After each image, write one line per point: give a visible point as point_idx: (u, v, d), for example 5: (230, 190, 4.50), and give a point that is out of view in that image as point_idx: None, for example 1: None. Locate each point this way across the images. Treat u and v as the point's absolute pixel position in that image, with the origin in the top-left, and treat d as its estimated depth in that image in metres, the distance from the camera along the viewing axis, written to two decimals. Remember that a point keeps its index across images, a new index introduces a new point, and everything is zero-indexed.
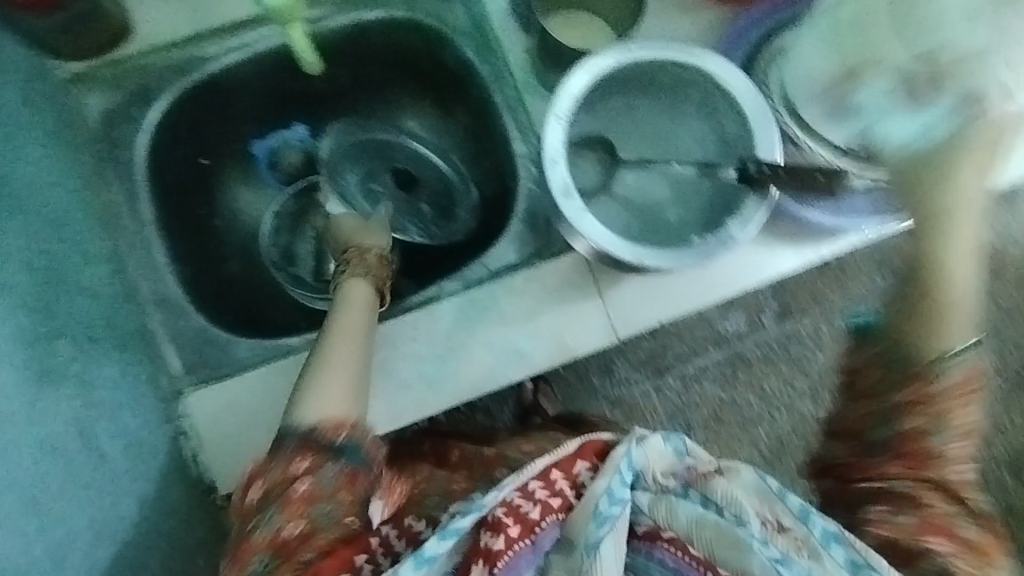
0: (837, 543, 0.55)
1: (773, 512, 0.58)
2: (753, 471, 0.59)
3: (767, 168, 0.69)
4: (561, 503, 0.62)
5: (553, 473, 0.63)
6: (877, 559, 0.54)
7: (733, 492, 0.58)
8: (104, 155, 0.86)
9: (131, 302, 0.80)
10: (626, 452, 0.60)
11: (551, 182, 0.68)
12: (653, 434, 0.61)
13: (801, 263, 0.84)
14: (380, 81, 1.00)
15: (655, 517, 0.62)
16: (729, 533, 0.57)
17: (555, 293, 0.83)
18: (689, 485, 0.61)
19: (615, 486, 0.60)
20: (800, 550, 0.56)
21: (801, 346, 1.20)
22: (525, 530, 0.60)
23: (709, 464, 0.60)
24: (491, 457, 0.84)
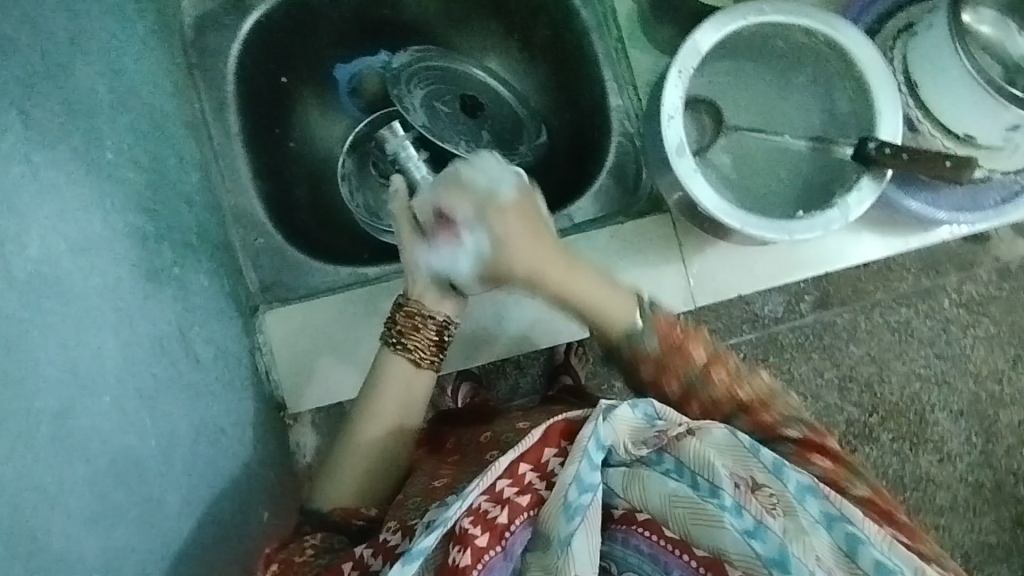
0: (811, 496, 0.52)
1: (748, 470, 0.54)
2: (724, 428, 0.54)
3: (890, 149, 0.66)
4: (531, 500, 0.53)
5: (521, 468, 0.54)
6: (851, 510, 0.51)
7: (706, 452, 0.53)
8: (195, 63, 0.86)
9: (216, 214, 0.79)
10: (593, 431, 0.53)
11: (666, 140, 0.67)
12: (619, 405, 0.54)
13: (889, 250, 0.82)
14: (462, 16, 0.96)
15: (630, 498, 0.56)
16: (702, 507, 0.53)
17: (637, 253, 0.82)
18: (662, 450, 0.55)
19: (585, 472, 0.52)
20: (774, 508, 0.52)
21: (837, 335, 1.07)
22: (495, 537, 0.52)
23: (677, 424, 0.54)
24: (486, 442, 0.72)
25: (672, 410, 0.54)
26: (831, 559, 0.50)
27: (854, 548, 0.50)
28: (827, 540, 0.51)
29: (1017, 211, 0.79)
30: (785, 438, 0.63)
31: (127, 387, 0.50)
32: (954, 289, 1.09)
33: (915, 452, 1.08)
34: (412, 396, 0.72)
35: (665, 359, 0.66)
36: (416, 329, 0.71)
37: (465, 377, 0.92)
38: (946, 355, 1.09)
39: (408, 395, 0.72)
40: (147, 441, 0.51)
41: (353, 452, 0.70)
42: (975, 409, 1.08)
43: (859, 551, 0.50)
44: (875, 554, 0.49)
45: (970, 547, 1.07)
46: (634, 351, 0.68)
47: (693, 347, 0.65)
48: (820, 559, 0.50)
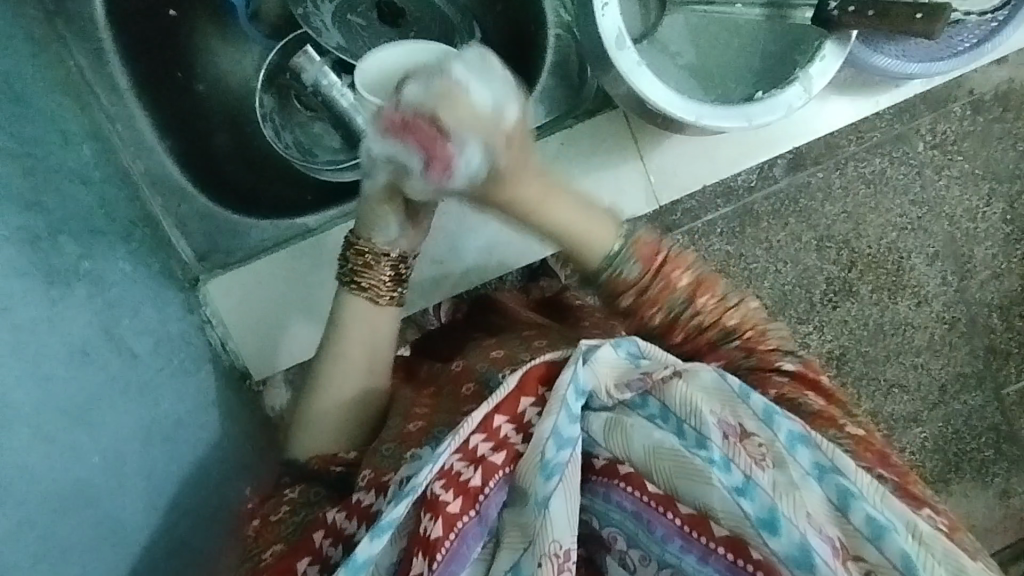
0: (802, 445, 0.47)
1: (737, 418, 0.49)
2: (713, 369, 0.50)
3: (854, 8, 0.60)
4: (507, 457, 0.49)
5: (495, 420, 0.50)
6: (845, 461, 0.46)
7: (694, 396, 0.49)
8: (54, 9, 0.74)
9: (122, 183, 0.71)
10: (573, 374, 0.49)
11: (602, 29, 0.60)
12: (602, 344, 0.50)
13: (857, 113, 0.77)
14: None
15: (612, 448, 0.49)
16: (688, 459, 0.47)
17: (589, 158, 0.77)
18: (647, 393, 0.51)
19: (564, 424, 0.48)
20: (764, 460, 0.47)
21: (813, 197, 1.04)
22: (468, 502, 0.48)
23: (663, 366, 0.50)
24: (459, 372, 0.68)
25: (657, 350, 0.51)
26: (821, 515, 0.45)
27: (846, 502, 0.45)
28: (818, 494, 0.45)
29: (992, 50, 0.73)
30: (778, 376, 0.60)
31: (46, 406, 0.44)
32: (929, 131, 1.06)
33: (894, 300, 1.05)
34: (380, 338, 0.66)
35: (642, 292, 0.62)
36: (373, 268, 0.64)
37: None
38: (921, 201, 1.05)
39: (375, 335, 0.65)
40: (90, 461, 0.46)
41: (332, 401, 0.65)
42: (952, 250, 1.05)
43: (851, 506, 0.44)
44: (867, 508, 0.44)
45: (947, 380, 1.07)
46: (612, 281, 0.62)
47: (676, 271, 0.62)
48: (811, 517, 0.44)
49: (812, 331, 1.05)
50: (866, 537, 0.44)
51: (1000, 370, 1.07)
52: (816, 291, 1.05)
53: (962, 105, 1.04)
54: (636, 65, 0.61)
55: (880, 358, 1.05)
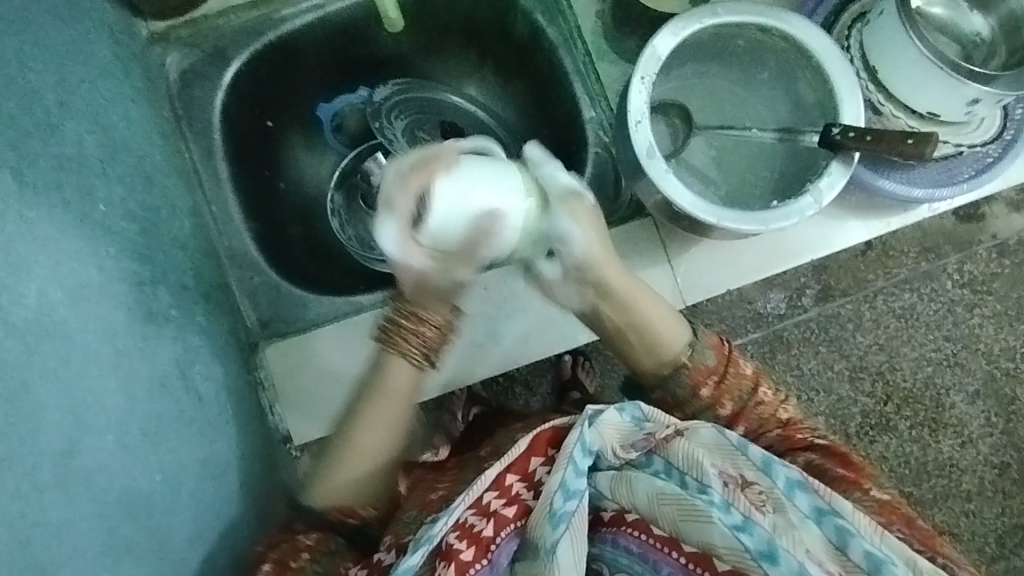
0: (800, 491, 0.57)
1: (738, 468, 0.59)
2: (710, 427, 0.59)
3: (854, 133, 0.68)
4: (517, 511, 0.58)
5: (507, 479, 0.58)
6: (840, 503, 0.56)
7: (693, 451, 0.59)
8: (182, 113, 0.89)
9: (211, 256, 0.82)
10: (579, 436, 0.57)
11: (635, 143, 0.70)
12: (608, 409, 0.58)
13: (872, 234, 0.83)
14: (431, 45, 0.99)
15: (619, 500, 0.60)
16: (690, 502, 0.56)
17: (620, 257, 0.84)
18: (651, 452, 0.61)
19: (571, 479, 0.56)
20: (764, 504, 0.57)
21: (843, 327, 1.14)
22: (481, 550, 0.57)
23: (667, 427, 0.60)
24: (486, 454, 0.73)
25: (659, 413, 0.59)
26: (822, 552, 0.54)
27: (844, 540, 0.54)
28: (817, 534, 0.55)
29: (990, 183, 0.81)
30: (811, 450, 0.70)
31: (130, 424, 0.52)
32: (955, 270, 1.14)
33: (935, 437, 1.14)
34: (410, 400, 0.70)
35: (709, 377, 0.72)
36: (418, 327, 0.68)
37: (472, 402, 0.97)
38: (955, 338, 1.15)
39: (406, 398, 0.69)
40: (153, 477, 0.53)
41: (355, 462, 0.69)
42: (993, 391, 1.15)
43: (849, 543, 0.54)
44: (863, 545, 0.53)
45: (1003, 531, 1.13)
46: (691, 372, 0.72)
47: (737, 362, 0.73)
48: (811, 552, 0.54)
49: None
50: (863, 567, 0.53)
51: None
52: (852, 422, 1.14)
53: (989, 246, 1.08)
54: (669, 183, 0.70)
55: (927, 500, 1.13)
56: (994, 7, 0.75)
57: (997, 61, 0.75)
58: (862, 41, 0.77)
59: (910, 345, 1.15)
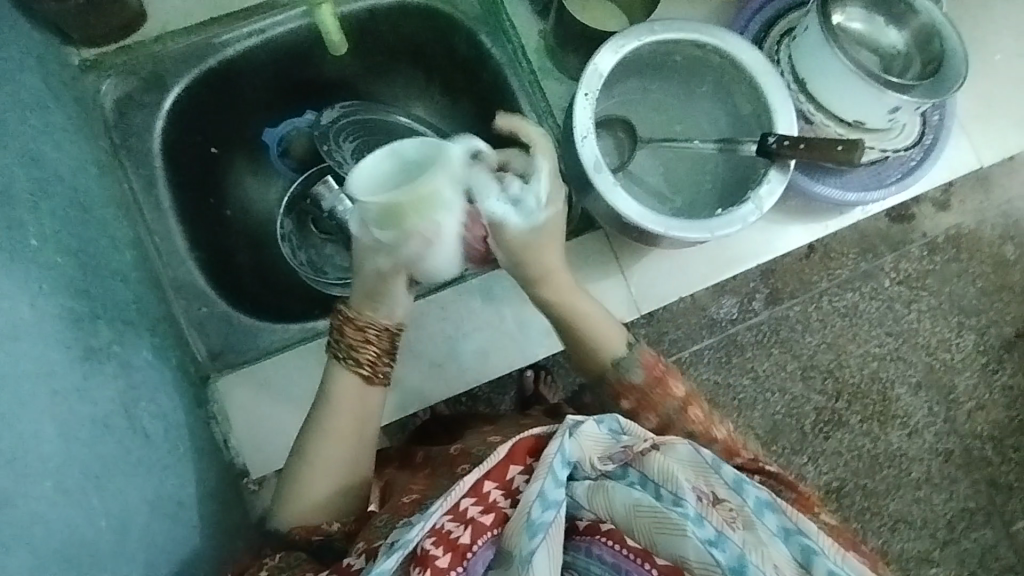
0: (769, 511, 0.58)
1: (709, 485, 0.60)
2: (686, 444, 0.61)
3: (788, 142, 0.71)
4: (494, 519, 0.57)
5: (485, 486, 0.58)
6: (806, 523, 0.57)
7: (669, 465, 0.59)
8: (119, 142, 0.86)
9: (156, 288, 0.79)
10: (560, 445, 0.58)
11: (582, 158, 0.71)
12: (586, 420, 0.59)
13: (812, 236, 0.87)
14: (379, 68, 1.00)
15: (595, 508, 0.59)
16: (666, 514, 0.56)
17: (575, 270, 0.85)
18: (627, 464, 0.61)
19: (550, 488, 0.56)
20: (733, 521, 0.57)
21: (792, 328, 1.18)
22: (456, 557, 0.55)
23: (643, 441, 0.61)
24: (455, 454, 0.71)
25: (637, 427, 0.61)
26: (788, 569, 0.55)
27: (809, 559, 0.55)
28: (785, 552, 0.56)
29: (915, 182, 0.86)
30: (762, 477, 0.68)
31: (70, 467, 0.49)
32: (891, 268, 1.21)
33: (884, 430, 1.19)
34: (364, 413, 0.72)
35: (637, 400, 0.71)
36: (364, 341, 0.72)
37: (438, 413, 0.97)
38: (895, 332, 1.20)
39: (355, 408, 0.71)
40: (97, 523, 0.50)
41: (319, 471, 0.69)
42: (933, 380, 1.20)
43: (814, 561, 0.55)
44: (828, 564, 0.54)
45: (954, 516, 1.19)
46: (617, 383, 0.73)
47: (672, 384, 0.72)
48: (778, 569, 0.55)
49: (807, 461, 1.17)
50: None
51: (1004, 504, 1.19)
52: (807, 420, 1.18)
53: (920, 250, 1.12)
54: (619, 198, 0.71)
55: (881, 492, 1.18)
56: (906, 20, 0.80)
57: (913, 66, 0.80)
58: (790, 54, 0.81)
59: (855, 343, 1.20)
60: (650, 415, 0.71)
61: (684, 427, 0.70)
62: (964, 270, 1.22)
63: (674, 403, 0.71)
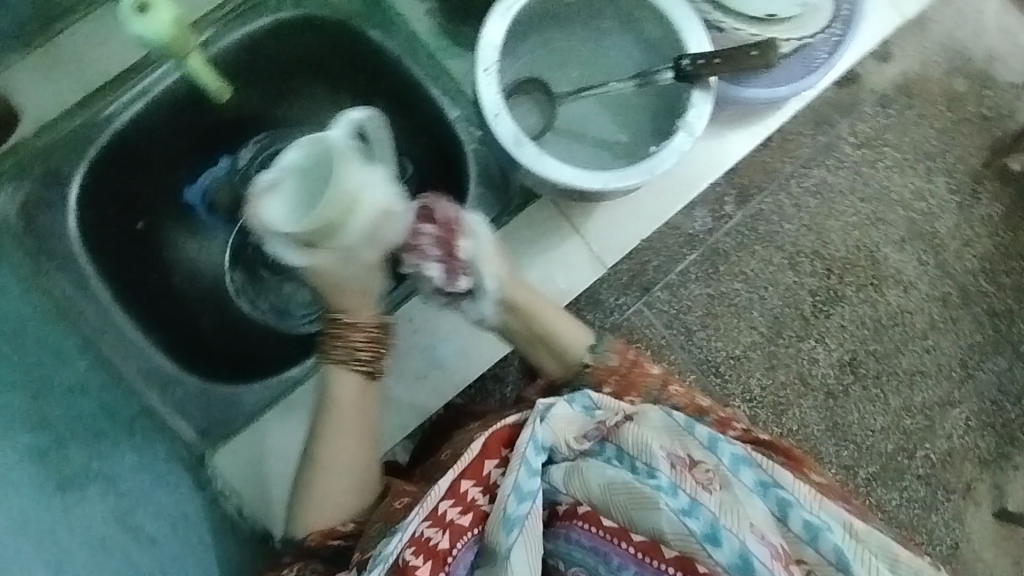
0: (744, 467, 0.58)
1: (685, 449, 0.60)
2: (658, 410, 0.61)
3: (702, 61, 0.68)
4: (473, 518, 0.59)
5: (462, 486, 0.59)
6: (782, 475, 0.57)
7: (643, 435, 0.60)
8: (36, 249, 0.82)
9: (120, 386, 0.77)
10: (532, 433, 0.59)
11: (500, 136, 0.68)
12: (558, 402, 0.61)
13: (754, 142, 0.84)
14: (279, 92, 0.95)
15: (571, 492, 0.60)
16: (639, 489, 0.57)
17: (531, 244, 0.83)
18: (604, 440, 0.62)
19: (524, 479, 0.58)
20: (710, 483, 0.58)
21: (769, 221, 1.17)
22: (439, 563, 0.57)
23: (615, 414, 0.61)
24: (447, 457, 0.71)
25: (607, 400, 0.62)
26: (764, 525, 0.55)
27: (785, 512, 0.56)
28: (761, 507, 0.56)
29: (844, 59, 0.83)
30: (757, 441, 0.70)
31: None
32: (849, 134, 1.20)
33: (880, 292, 1.19)
34: (364, 408, 0.74)
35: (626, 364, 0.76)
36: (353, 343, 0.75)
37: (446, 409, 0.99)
38: (868, 197, 1.20)
39: (360, 406, 0.73)
40: None
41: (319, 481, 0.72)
42: (914, 232, 1.20)
43: (790, 514, 0.56)
44: (804, 515, 0.56)
45: (965, 354, 1.20)
46: (595, 371, 0.76)
47: (646, 364, 0.76)
48: (754, 527, 0.55)
49: (815, 344, 1.18)
50: (804, 538, 0.55)
51: (1009, 328, 1.21)
52: (805, 305, 1.18)
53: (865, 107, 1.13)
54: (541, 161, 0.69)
55: (890, 352, 1.19)
56: None
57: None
58: None
59: (832, 218, 1.19)
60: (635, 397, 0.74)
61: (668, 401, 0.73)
62: (920, 115, 1.21)
63: (656, 385, 0.74)
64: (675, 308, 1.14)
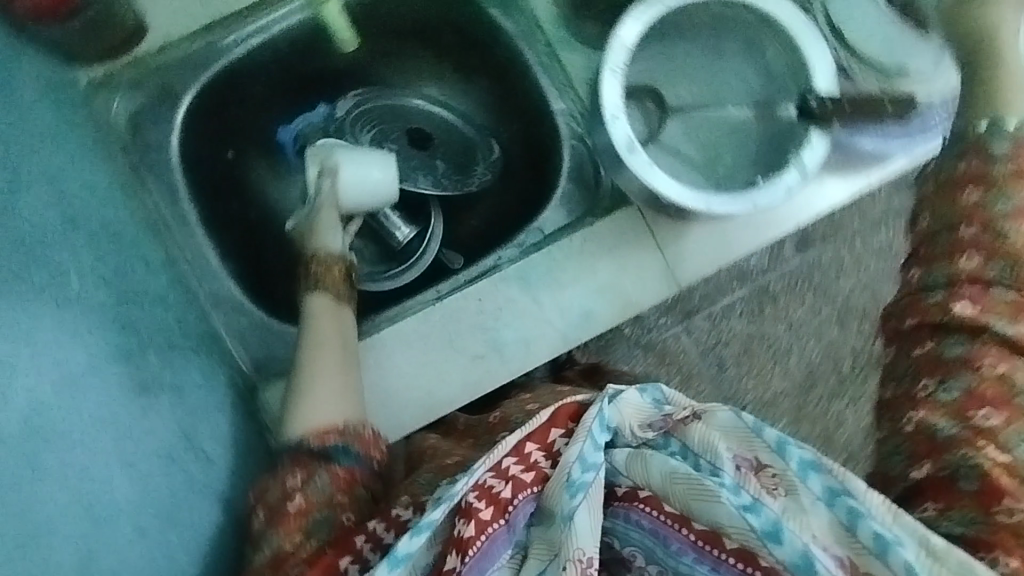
0: (814, 473, 0.54)
1: (752, 452, 0.57)
2: (727, 409, 0.58)
3: (830, 103, 0.68)
4: (535, 477, 0.60)
5: (527, 447, 0.61)
6: (855, 483, 0.52)
7: (710, 436, 0.58)
8: (138, 159, 0.84)
9: (193, 305, 0.79)
10: (598, 411, 0.61)
11: (614, 139, 0.68)
12: (629, 390, 0.62)
13: (851, 194, 0.82)
14: (390, 50, 0.97)
15: (632, 477, 0.61)
16: (701, 482, 0.56)
17: (611, 251, 0.83)
18: (668, 434, 0.61)
19: (589, 451, 0.59)
20: (775, 489, 0.55)
21: (826, 271, 1.15)
22: (499, 511, 0.58)
23: (684, 409, 0.61)
24: (496, 421, 0.79)
25: (679, 396, 0.62)
26: (828, 536, 0.53)
27: (854, 521, 0.52)
28: (826, 515, 0.53)
29: None
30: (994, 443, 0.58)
31: (141, 507, 0.50)
32: None
33: None
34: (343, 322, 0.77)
35: (962, 213, 0.66)
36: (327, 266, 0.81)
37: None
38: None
39: (335, 317, 0.76)
40: (170, 557, 0.51)
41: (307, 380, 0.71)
42: None
43: (859, 524, 0.51)
44: (874, 527, 0.51)
45: None
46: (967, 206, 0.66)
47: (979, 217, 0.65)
48: (816, 537, 0.53)
49: (846, 404, 1.15)
50: (872, 549, 0.51)
51: None
52: (845, 363, 1.16)
53: None
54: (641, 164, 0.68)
55: None
56: None
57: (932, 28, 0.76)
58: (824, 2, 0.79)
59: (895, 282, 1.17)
60: (919, 266, 0.67)
61: (943, 270, 0.65)
62: None
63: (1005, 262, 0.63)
64: (712, 339, 1.14)
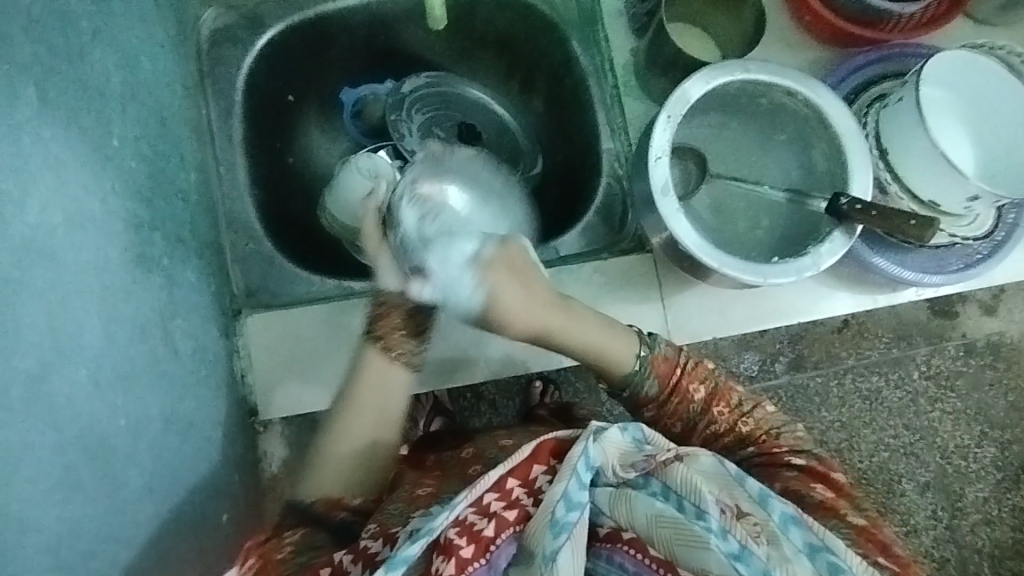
0: (794, 526, 0.57)
1: (733, 498, 0.59)
2: (711, 456, 0.60)
3: (861, 206, 0.70)
4: (517, 516, 0.58)
5: (508, 483, 0.59)
6: (833, 541, 0.56)
7: (693, 477, 0.59)
8: (207, 70, 0.88)
9: (210, 214, 0.80)
10: (583, 449, 0.57)
11: (653, 178, 0.71)
12: (609, 427, 0.59)
13: (858, 306, 0.86)
14: (464, 53, 1.00)
15: (617, 517, 0.60)
16: (688, 527, 0.57)
17: (616, 288, 0.85)
18: (650, 474, 0.61)
19: (574, 490, 0.56)
20: (759, 535, 0.57)
21: None
22: (479, 549, 0.56)
23: (665, 451, 0.60)
24: (469, 458, 0.72)
25: (659, 437, 0.61)
26: None
27: None
28: (808, 568, 0.56)
29: (977, 277, 0.83)
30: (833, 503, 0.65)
31: (104, 363, 0.50)
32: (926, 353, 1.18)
33: (882, 522, 1.07)
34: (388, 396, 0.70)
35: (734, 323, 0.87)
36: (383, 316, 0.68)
37: (437, 412, 0.94)
38: (915, 428, 1.08)
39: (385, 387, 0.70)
40: (117, 420, 0.51)
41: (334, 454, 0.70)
42: (943, 484, 1.08)
43: None
44: None
45: None
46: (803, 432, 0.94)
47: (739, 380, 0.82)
48: None
49: None
50: None
51: None
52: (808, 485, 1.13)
53: (955, 346, 1.08)
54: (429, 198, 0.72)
55: None
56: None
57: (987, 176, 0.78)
58: (878, 121, 0.80)
59: None
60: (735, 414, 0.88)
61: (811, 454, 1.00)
62: None
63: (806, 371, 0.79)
64: None
